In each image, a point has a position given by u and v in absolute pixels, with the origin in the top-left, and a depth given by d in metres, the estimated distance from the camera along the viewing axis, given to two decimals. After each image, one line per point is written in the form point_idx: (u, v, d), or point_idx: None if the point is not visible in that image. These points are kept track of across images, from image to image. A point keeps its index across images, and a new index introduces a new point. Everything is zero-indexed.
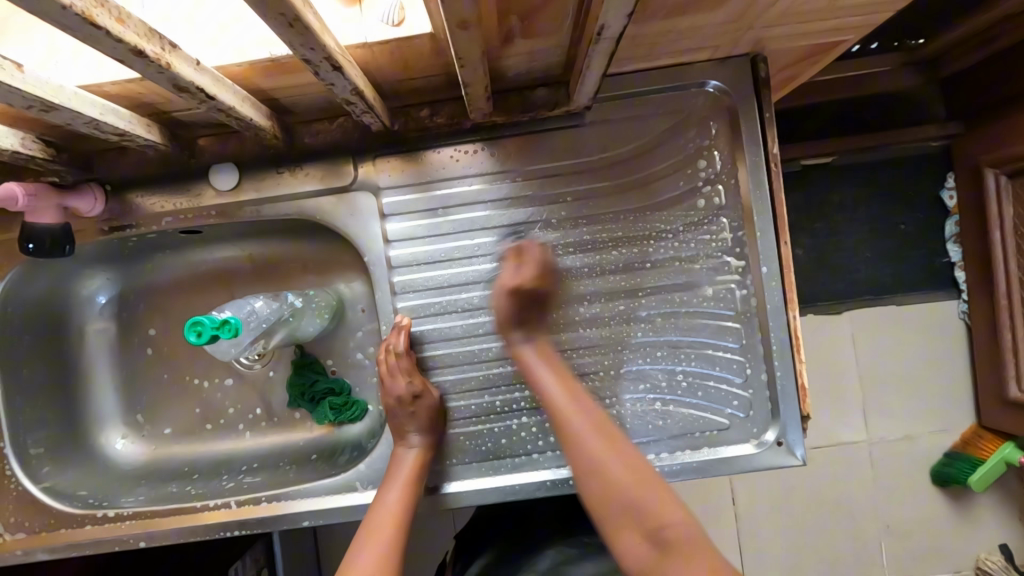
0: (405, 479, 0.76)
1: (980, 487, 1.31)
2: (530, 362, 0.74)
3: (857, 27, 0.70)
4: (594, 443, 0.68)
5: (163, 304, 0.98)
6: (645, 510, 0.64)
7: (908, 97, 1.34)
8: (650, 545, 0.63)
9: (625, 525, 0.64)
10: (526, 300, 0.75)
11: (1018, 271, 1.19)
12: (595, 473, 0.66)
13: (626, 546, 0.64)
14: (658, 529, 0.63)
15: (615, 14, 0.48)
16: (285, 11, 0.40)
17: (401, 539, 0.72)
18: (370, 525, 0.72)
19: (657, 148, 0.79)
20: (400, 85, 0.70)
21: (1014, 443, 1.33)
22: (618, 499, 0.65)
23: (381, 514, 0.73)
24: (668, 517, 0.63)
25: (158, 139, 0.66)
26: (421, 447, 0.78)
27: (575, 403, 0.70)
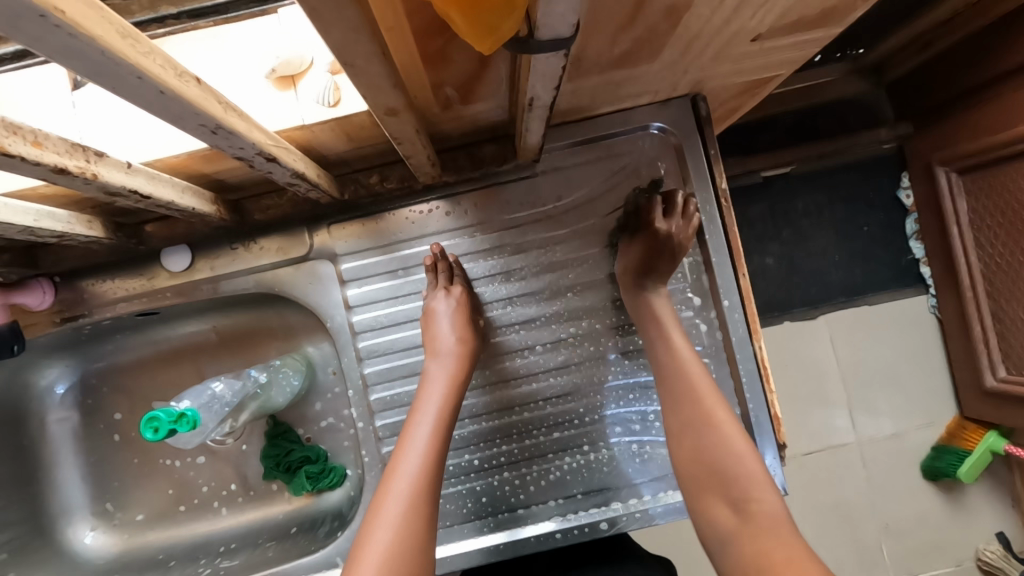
0: (441, 391, 0.71)
1: (969, 479, 1.31)
2: (655, 309, 0.74)
3: (790, 61, 0.72)
4: (691, 410, 0.67)
5: (127, 385, 0.95)
6: (733, 477, 0.62)
7: (857, 104, 1.38)
8: (732, 512, 0.61)
9: (708, 488, 0.63)
10: (655, 255, 0.74)
11: (979, 266, 1.22)
12: (691, 434, 0.66)
13: (710, 510, 0.63)
14: (742, 497, 0.61)
15: (543, 88, 0.49)
16: (204, 121, 0.39)
17: (439, 456, 0.67)
18: (404, 446, 0.67)
19: (608, 192, 0.80)
20: (347, 154, 0.69)
21: (998, 431, 1.34)
22: (705, 462, 0.64)
23: (416, 433, 0.68)
24: (758, 490, 0.61)
25: (101, 233, 0.65)
26: (454, 353, 0.73)
27: (692, 368, 0.70)
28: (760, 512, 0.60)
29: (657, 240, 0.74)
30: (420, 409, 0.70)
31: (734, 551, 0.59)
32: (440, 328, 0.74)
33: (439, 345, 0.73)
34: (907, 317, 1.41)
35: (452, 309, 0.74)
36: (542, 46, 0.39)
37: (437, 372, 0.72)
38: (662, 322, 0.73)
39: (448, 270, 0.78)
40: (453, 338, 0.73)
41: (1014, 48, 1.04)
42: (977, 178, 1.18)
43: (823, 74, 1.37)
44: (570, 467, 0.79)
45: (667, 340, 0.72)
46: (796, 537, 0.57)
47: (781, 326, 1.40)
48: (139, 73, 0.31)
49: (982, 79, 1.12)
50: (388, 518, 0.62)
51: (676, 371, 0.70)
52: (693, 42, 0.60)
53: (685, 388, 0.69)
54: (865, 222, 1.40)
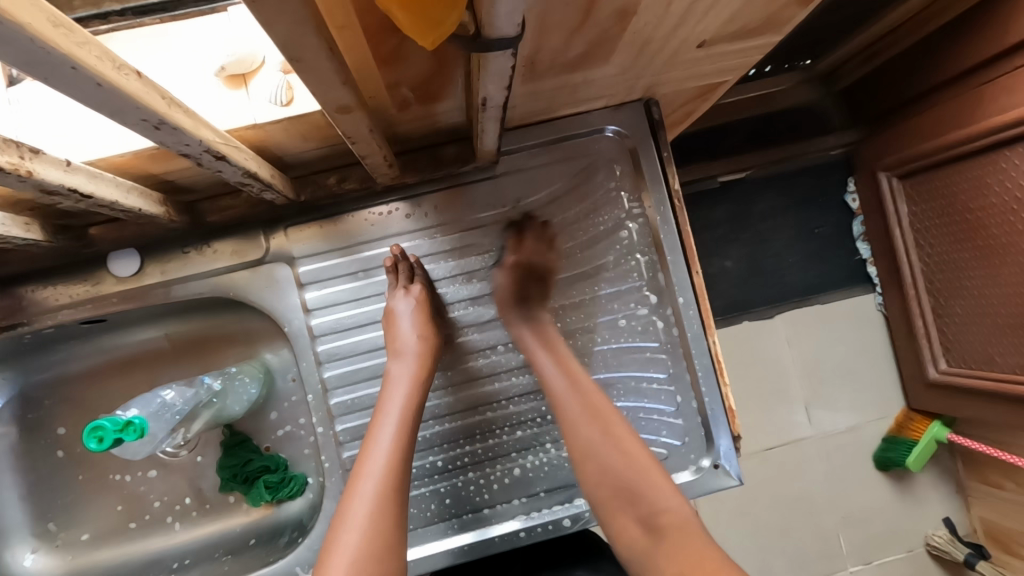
0: (405, 389, 0.70)
1: (916, 467, 1.38)
2: (530, 344, 0.76)
3: (736, 67, 0.76)
4: (587, 433, 0.70)
5: (71, 398, 0.91)
6: (642, 493, 0.67)
7: (806, 112, 1.45)
8: (641, 529, 0.66)
9: (616, 508, 0.68)
10: (524, 282, 0.79)
11: (918, 263, 1.30)
12: (589, 460, 0.69)
13: (621, 528, 0.67)
14: (648, 513, 0.66)
15: (495, 88, 0.50)
16: (147, 117, 0.39)
17: (406, 457, 0.67)
18: (370, 447, 0.66)
19: (567, 194, 0.82)
20: (303, 155, 0.69)
21: (942, 421, 1.41)
22: (608, 484, 0.68)
23: (381, 433, 0.67)
24: (663, 502, 0.66)
25: (39, 236, 0.62)
26: (418, 352, 0.73)
27: (592, 392, 0.73)
28: (670, 523, 0.65)
29: (520, 273, 0.78)
30: (384, 409, 0.69)
31: (651, 562, 0.64)
32: (401, 327, 0.74)
33: (401, 344, 0.73)
34: (856, 314, 1.48)
35: (413, 307, 0.74)
36: (490, 45, 0.40)
37: (400, 371, 0.72)
38: (540, 357, 0.75)
39: (409, 270, 0.77)
40: (415, 336, 0.73)
41: (946, 59, 1.12)
42: (918, 180, 1.25)
43: (774, 83, 1.44)
44: (535, 464, 0.80)
45: (562, 366, 0.74)
46: (704, 538, 0.63)
47: (739, 325, 1.45)
48: (74, 64, 0.31)
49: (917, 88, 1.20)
50: (355, 522, 0.61)
51: (563, 395, 0.72)
52: (643, 47, 0.62)
53: (577, 414, 0.71)
54: (814, 224, 1.46)
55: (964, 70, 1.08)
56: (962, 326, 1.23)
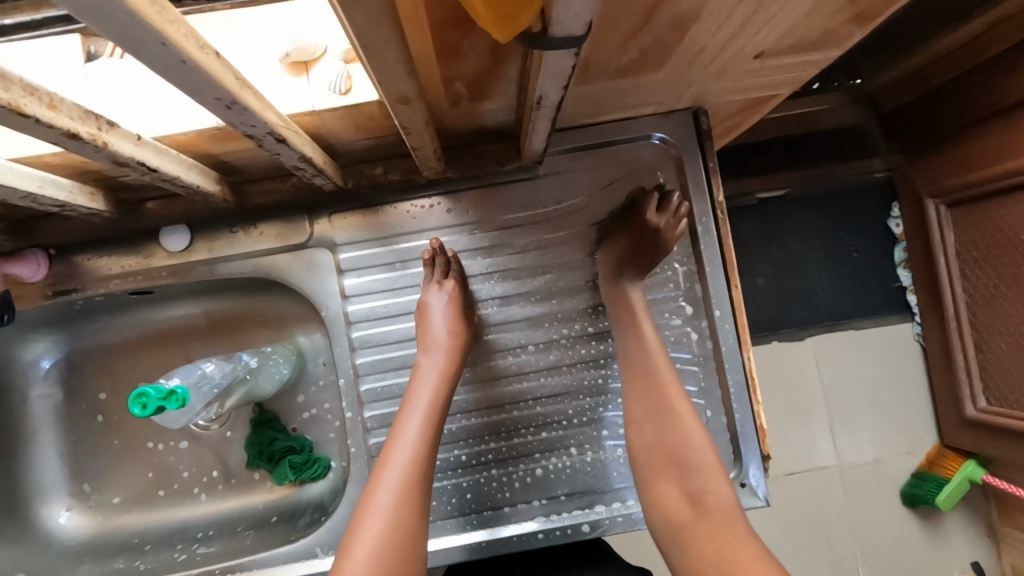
0: (432, 384, 0.71)
1: (946, 507, 1.32)
2: (626, 309, 0.76)
3: (789, 81, 0.75)
4: (653, 394, 0.71)
5: (113, 365, 0.94)
6: (693, 466, 0.65)
7: (852, 133, 1.41)
8: (685, 501, 0.63)
9: (661, 472, 0.66)
10: (642, 245, 0.77)
11: (963, 294, 1.25)
12: (649, 420, 0.69)
13: (664, 495, 0.65)
14: (698, 486, 0.64)
15: (552, 87, 0.50)
16: (221, 96, 0.40)
17: (431, 451, 0.67)
18: (395, 438, 0.67)
19: (607, 199, 0.82)
20: (353, 145, 0.70)
21: (976, 460, 1.35)
22: (660, 449, 0.67)
23: (407, 425, 0.68)
24: (712, 481, 0.64)
25: (101, 206, 0.65)
26: (447, 347, 0.73)
27: (659, 358, 0.73)
28: (712, 504, 0.62)
29: (646, 233, 0.77)
30: (411, 401, 0.70)
31: (688, 538, 0.60)
32: (433, 321, 0.74)
33: (431, 338, 0.73)
34: (893, 342, 1.44)
35: (445, 302, 0.75)
36: (554, 43, 0.40)
37: (429, 365, 0.72)
38: (636, 321, 0.75)
39: (445, 265, 0.78)
40: (446, 331, 0.74)
41: (1001, 86, 1.08)
42: (966, 210, 1.21)
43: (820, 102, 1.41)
44: (557, 467, 0.80)
45: (636, 330, 0.75)
46: (746, 528, 0.59)
47: (769, 345, 1.42)
48: (164, 41, 0.32)
49: (969, 115, 1.15)
50: (380, 511, 0.62)
51: (637, 358, 0.73)
52: (697, 56, 0.62)
53: (641, 377, 0.72)
54: (854, 247, 1.43)
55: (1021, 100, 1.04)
56: (1004, 364, 1.18)
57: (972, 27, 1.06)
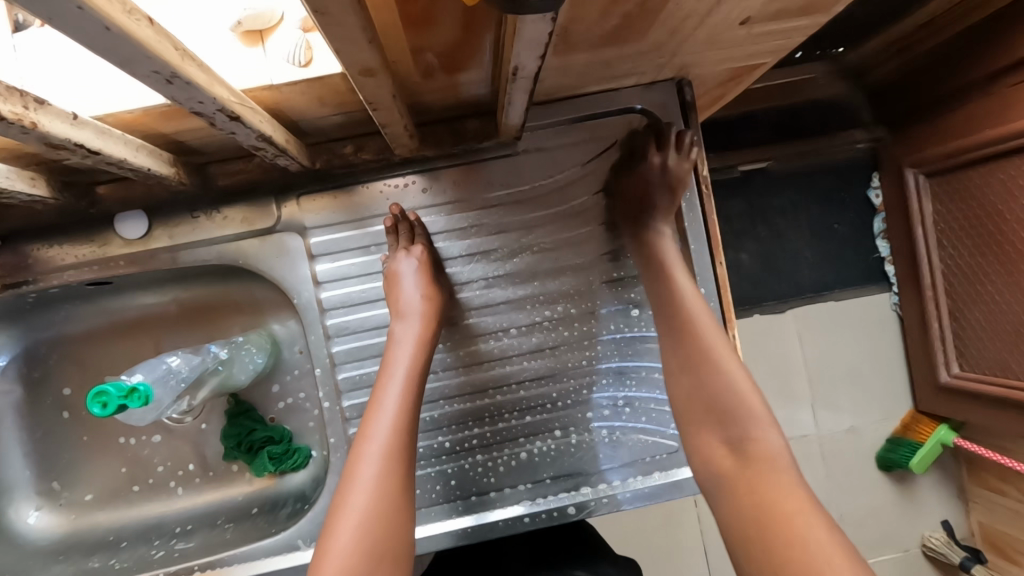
0: (410, 351, 0.68)
1: (920, 469, 1.37)
2: (652, 253, 0.74)
3: (775, 49, 0.72)
4: (687, 345, 0.67)
5: (76, 359, 0.90)
6: (733, 413, 0.62)
7: (834, 103, 1.39)
8: (728, 451, 0.60)
9: (703, 424, 0.63)
10: (653, 186, 0.75)
11: (940, 264, 1.26)
12: (686, 370, 0.66)
13: (704, 446, 0.63)
14: (738, 434, 0.61)
15: (528, 57, 0.46)
16: (159, 68, 0.36)
17: (412, 419, 0.65)
18: (375, 409, 0.64)
19: (589, 176, 0.79)
20: (318, 122, 0.66)
21: (949, 425, 1.39)
22: (702, 398, 0.64)
23: (386, 394, 0.65)
24: (758, 429, 0.60)
25: (45, 193, 0.60)
26: (421, 312, 0.70)
27: (693, 303, 0.69)
28: (757, 450, 0.59)
29: (650, 177, 0.75)
30: (388, 369, 0.67)
31: (733, 485, 0.58)
32: (404, 287, 0.71)
33: (404, 305, 0.70)
34: (873, 313, 1.45)
35: (415, 268, 0.71)
36: (527, 8, 0.36)
37: (404, 333, 0.70)
38: (679, 274, 0.71)
39: (409, 229, 0.74)
40: (419, 297, 0.71)
41: (985, 54, 1.06)
42: (945, 181, 1.21)
43: (803, 71, 1.38)
44: (541, 450, 0.79)
45: (670, 278, 0.71)
46: (793, 476, 0.56)
47: (752, 319, 1.42)
48: (80, 5, 0.28)
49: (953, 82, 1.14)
50: (365, 482, 0.60)
51: (684, 305, 0.69)
52: (681, 22, 0.59)
53: (689, 323, 0.68)
54: (835, 219, 1.43)
55: (1002, 68, 1.04)
56: (979, 332, 1.20)
57: None
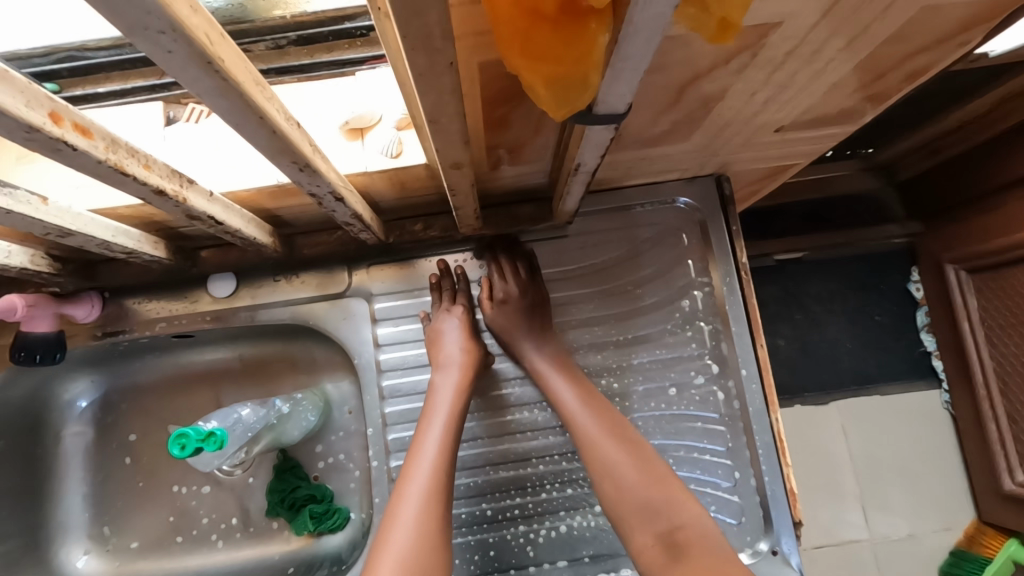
0: (449, 398, 0.73)
1: None
2: (543, 368, 0.77)
3: (809, 150, 0.79)
4: (603, 451, 0.70)
5: (145, 406, 0.96)
6: (657, 508, 0.66)
7: (867, 200, 1.45)
8: (660, 547, 0.64)
9: (637, 522, 0.66)
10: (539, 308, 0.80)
11: (991, 361, 1.24)
12: (606, 476, 0.69)
13: (639, 544, 0.66)
14: (667, 528, 0.65)
15: (590, 156, 0.53)
16: (297, 160, 0.45)
17: (450, 464, 0.69)
18: (417, 452, 0.68)
19: (634, 258, 0.85)
20: (396, 203, 0.75)
21: (1018, 539, 1.28)
22: (623, 496, 0.67)
23: (427, 438, 0.70)
24: (686, 518, 0.65)
25: (164, 254, 0.70)
26: (459, 361, 0.75)
27: (606, 413, 0.73)
28: (688, 540, 0.63)
29: (519, 305, 0.79)
30: (429, 415, 0.71)
31: None
32: (445, 342, 0.77)
33: (445, 356, 0.75)
34: (923, 409, 1.41)
35: (458, 325, 0.78)
36: (598, 118, 0.44)
37: (444, 380, 0.74)
38: (553, 379, 0.76)
39: (451, 284, 0.82)
40: (459, 349, 0.76)
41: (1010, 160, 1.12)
42: (986, 278, 1.22)
43: (836, 168, 1.45)
44: (581, 526, 0.78)
45: (581, 388, 0.75)
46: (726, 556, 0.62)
47: (793, 409, 1.39)
48: (261, 115, 0.37)
49: (987, 184, 1.19)
50: (406, 520, 0.63)
51: (578, 415, 0.73)
52: (724, 127, 0.66)
53: (592, 430, 0.71)
54: (876, 310, 1.43)
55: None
56: None
57: (979, 103, 1.11)
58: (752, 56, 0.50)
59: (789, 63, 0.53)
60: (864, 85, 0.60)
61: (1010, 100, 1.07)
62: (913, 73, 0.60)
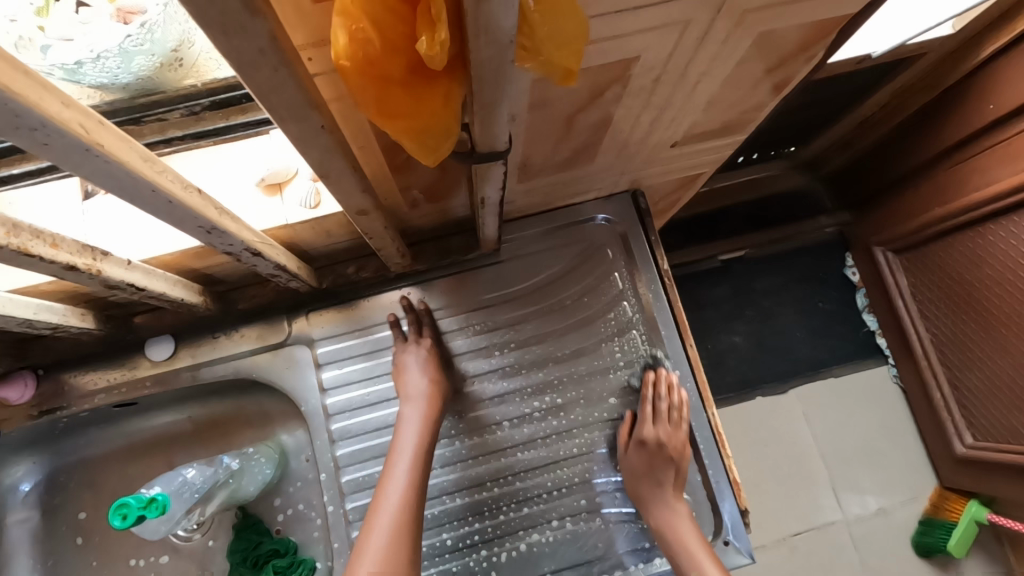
0: (417, 431, 0.74)
1: (959, 553, 1.32)
2: (666, 492, 0.77)
3: (710, 160, 0.86)
4: None
5: (93, 481, 0.94)
6: None
7: (798, 196, 1.54)
8: None
9: None
10: (656, 459, 0.78)
11: (927, 334, 1.33)
12: None
13: None
14: None
15: (491, 189, 0.58)
16: (203, 224, 0.47)
17: (419, 494, 0.70)
18: (387, 483, 0.70)
19: (565, 276, 0.89)
20: (327, 248, 0.77)
21: (979, 499, 1.35)
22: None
23: (396, 469, 0.71)
24: None
25: (93, 325, 0.70)
26: (427, 394, 0.77)
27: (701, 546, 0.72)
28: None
29: (655, 454, 0.77)
30: (398, 447, 0.73)
31: None
32: (410, 377, 0.78)
33: (410, 390, 0.77)
34: (869, 386, 1.48)
35: (420, 360, 0.79)
36: (482, 158, 0.48)
37: (412, 413, 0.76)
38: (677, 509, 0.76)
39: (417, 320, 0.84)
40: (425, 382, 0.78)
41: (923, 143, 1.23)
42: (913, 256, 1.32)
43: (764, 169, 1.52)
44: (541, 542, 0.80)
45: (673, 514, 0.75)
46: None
47: (754, 401, 1.44)
48: (154, 187, 0.39)
49: (904, 167, 1.29)
50: (375, 551, 0.65)
51: (679, 538, 0.73)
52: (623, 148, 0.72)
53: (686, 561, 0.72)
54: (817, 297, 1.51)
55: (946, 149, 1.19)
56: (979, 396, 1.24)
57: (879, 97, 1.22)
58: (622, 87, 0.56)
59: (660, 89, 0.58)
60: (737, 100, 0.66)
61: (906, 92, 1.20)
62: (776, 86, 0.67)
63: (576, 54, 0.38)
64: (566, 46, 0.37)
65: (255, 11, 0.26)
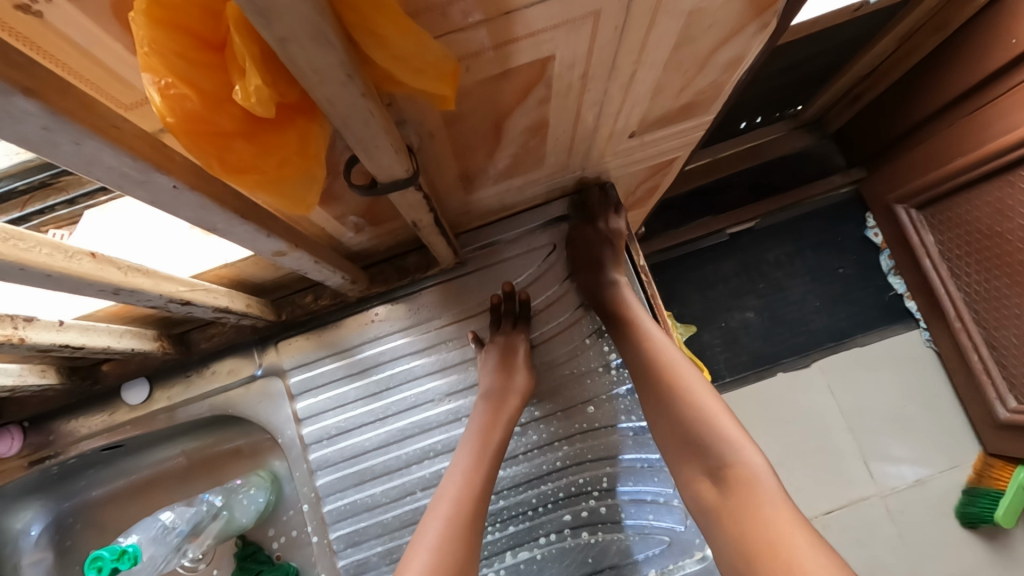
0: (479, 425, 0.74)
1: (1008, 523, 1.20)
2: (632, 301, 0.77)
3: (682, 142, 0.79)
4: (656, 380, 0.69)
5: (99, 520, 0.96)
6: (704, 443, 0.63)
7: (807, 157, 1.43)
8: (710, 483, 0.61)
9: (684, 458, 0.65)
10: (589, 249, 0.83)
11: (959, 292, 1.21)
12: (659, 409, 0.69)
13: (692, 480, 0.63)
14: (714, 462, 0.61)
15: (420, 212, 0.54)
16: (104, 287, 0.45)
17: (480, 494, 0.68)
18: (449, 475, 0.70)
19: (535, 280, 0.85)
20: (279, 277, 0.75)
21: None
22: (672, 427, 0.66)
23: (458, 461, 0.71)
24: (733, 453, 0.60)
25: (53, 379, 0.72)
26: (504, 388, 0.75)
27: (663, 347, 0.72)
28: (735, 475, 0.59)
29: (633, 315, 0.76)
30: (464, 438, 0.73)
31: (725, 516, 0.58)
32: (485, 371, 0.78)
33: (483, 387, 0.76)
34: (896, 353, 1.38)
35: (494, 362, 0.77)
36: (387, 190, 0.44)
37: (480, 408, 0.76)
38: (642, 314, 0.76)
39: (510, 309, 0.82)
40: (495, 379, 0.76)
41: (932, 89, 1.13)
42: (938, 209, 1.20)
43: (770, 133, 1.43)
44: (529, 560, 0.77)
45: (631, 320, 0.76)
46: (798, 519, 0.54)
47: (774, 378, 1.36)
48: (22, 265, 0.37)
49: (915, 118, 1.18)
50: (428, 545, 0.63)
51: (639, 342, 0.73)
52: (572, 145, 0.66)
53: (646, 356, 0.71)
54: (836, 262, 1.41)
55: (959, 96, 1.09)
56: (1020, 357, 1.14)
57: (883, 45, 1.11)
58: (547, 87, 0.51)
59: (591, 84, 0.53)
60: (687, 81, 0.60)
61: (907, 41, 1.10)
62: (730, 62, 0.60)
63: (450, 81, 0.38)
64: (438, 74, 0.37)
65: (10, 92, 0.24)
